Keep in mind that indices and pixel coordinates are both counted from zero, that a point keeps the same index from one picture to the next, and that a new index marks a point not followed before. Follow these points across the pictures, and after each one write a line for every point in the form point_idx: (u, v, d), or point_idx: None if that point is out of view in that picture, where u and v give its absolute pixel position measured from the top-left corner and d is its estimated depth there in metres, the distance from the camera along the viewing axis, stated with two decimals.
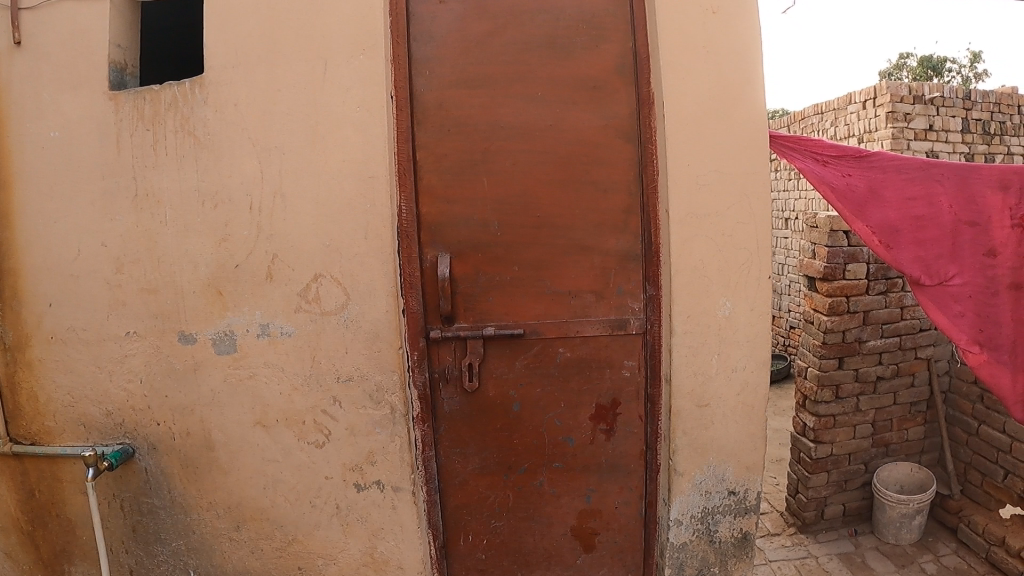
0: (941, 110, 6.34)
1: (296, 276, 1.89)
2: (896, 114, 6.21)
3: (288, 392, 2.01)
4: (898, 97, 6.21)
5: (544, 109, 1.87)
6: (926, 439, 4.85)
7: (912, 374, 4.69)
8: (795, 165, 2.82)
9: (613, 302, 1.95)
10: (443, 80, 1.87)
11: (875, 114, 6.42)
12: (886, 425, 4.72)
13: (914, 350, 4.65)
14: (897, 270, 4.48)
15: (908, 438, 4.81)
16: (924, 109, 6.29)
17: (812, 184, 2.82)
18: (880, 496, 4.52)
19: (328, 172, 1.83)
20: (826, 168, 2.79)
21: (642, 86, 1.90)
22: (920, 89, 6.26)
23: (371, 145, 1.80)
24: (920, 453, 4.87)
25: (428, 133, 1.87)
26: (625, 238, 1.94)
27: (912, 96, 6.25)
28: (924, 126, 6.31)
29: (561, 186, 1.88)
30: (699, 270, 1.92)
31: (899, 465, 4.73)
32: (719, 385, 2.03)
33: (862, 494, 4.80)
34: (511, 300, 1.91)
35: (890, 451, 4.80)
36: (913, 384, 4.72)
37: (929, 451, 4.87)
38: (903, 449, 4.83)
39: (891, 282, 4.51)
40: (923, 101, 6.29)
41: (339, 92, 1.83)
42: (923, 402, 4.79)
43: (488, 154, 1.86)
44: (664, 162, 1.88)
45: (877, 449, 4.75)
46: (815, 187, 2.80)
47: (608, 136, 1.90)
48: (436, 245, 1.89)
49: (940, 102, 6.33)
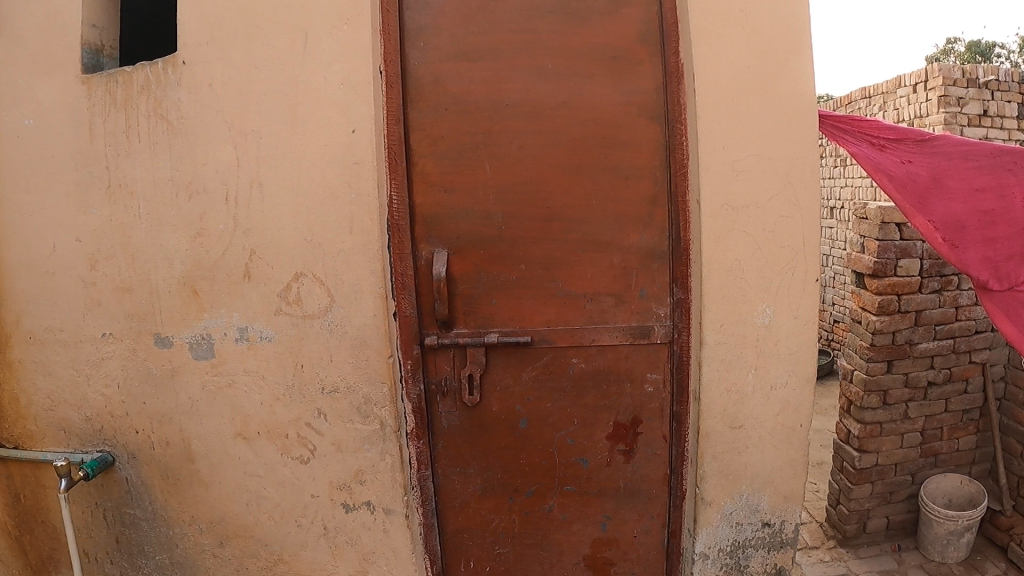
0: (996, 94, 5.86)
1: (275, 274, 1.69)
2: (949, 99, 5.76)
3: (270, 402, 1.81)
4: (951, 80, 5.77)
5: (555, 83, 1.62)
6: (978, 449, 4.47)
7: (965, 380, 4.32)
8: (847, 149, 2.49)
9: (634, 307, 1.70)
10: (438, 52, 1.64)
11: (926, 99, 5.98)
12: (935, 434, 4.36)
13: (969, 353, 4.27)
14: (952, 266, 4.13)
15: (958, 448, 4.43)
16: (978, 93, 5.83)
17: (866, 172, 2.48)
18: (926, 511, 4.16)
19: (309, 158, 1.62)
20: (881, 154, 2.46)
21: (670, 56, 1.63)
22: (975, 71, 5.80)
23: (356, 127, 1.59)
24: (971, 463, 4.48)
25: (423, 113, 1.64)
26: (648, 233, 1.67)
27: (965, 80, 5.79)
28: (977, 111, 5.85)
29: (575, 172, 1.63)
30: (735, 270, 1.67)
31: (947, 476, 4.39)
32: (754, 404, 1.80)
33: (908, 507, 4.44)
34: (518, 303, 1.67)
35: (939, 462, 4.43)
36: (966, 390, 4.34)
37: (980, 462, 4.49)
38: (953, 459, 4.44)
39: (946, 279, 4.15)
40: (977, 84, 5.83)
41: (321, 68, 1.61)
42: (977, 409, 4.41)
43: (490, 137, 1.62)
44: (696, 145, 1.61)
45: (926, 459, 4.39)
46: (870, 176, 2.46)
47: (631, 114, 1.64)
48: (432, 240, 1.66)
49: (996, 86, 5.85)
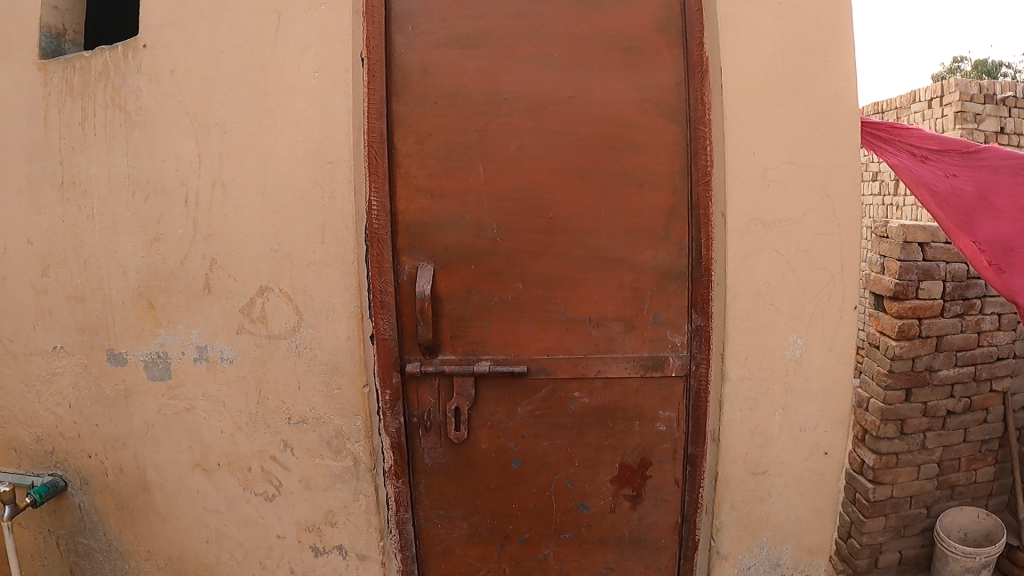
0: (1014, 111, 5.62)
1: (238, 288, 1.48)
2: (965, 115, 5.55)
3: (231, 431, 1.60)
4: (968, 96, 5.55)
5: (562, 76, 1.42)
6: (996, 481, 4.23)
7: (986, 410, 4.09)
8: (885, 159, 2.33)
9: (646, 334, 1.47)
10: (428, 38, 1.44)
11: (941, 114, 5.75)
12: (953, 465, 4.10)
13: (990, 381, 4.06)
14: (976, 289, 3.90)
15: (976, 480, 4.18)
16: (995, 110, 5.63)
17: (905, 185, 2.33)
18: (942, 546, 3.90)
19: (278, 155, 1.42)
20: (923, 166, 2.28)
21: (692, 48, 1.43)
22: (991, 87, 5.59)
23: (333, 121, 1.39)
24: (988, 495, 4.23)
25: (409, 106, 1.43)
26: (664, 249, 1.44)
27: (982, 96, 5.58)
28: (994, 129, 5.62)
29: (583, 178, 1.41)
30: (764, 295, 1.47)
31: (964, 509, 4.07)
32: (780, 446, 1.59)
33: (921, 541, 4.18)
34: (513, 326, 1.44)
35: (955, 494, 4.17)
36: (986, 420, 4.12)
37: (998, 494, 4.25)
38: (971, 491, 4.19)
39: (969, 303, 3.91)
40: (994, 101, 5.61)
41: (295, 53, 1.42)
42: (997, 440, 4.17)
43: (486, 135, 1.42)
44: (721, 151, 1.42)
45: (942, 491, 4.14)
46: (908, 190, 2.31)
47: (648, 113, 1.43)
48: (415, 252, 1.44)
49: (1014, 103, 5.62)
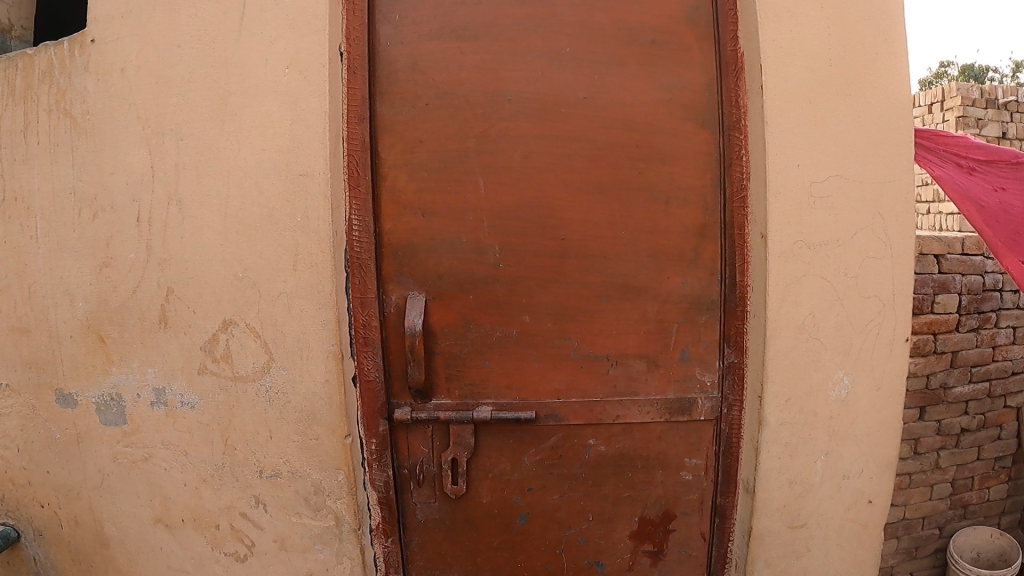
0: (1015, 116, 5.43)
1: (198, 322, 1.27)
2: (967, 120, 5.35)
3: (195, 484, 1.39)
4: (969, 101, 5.37)
5: (574, 72, 1.22)
6: (1010, 498, 4.07)
7: (999, 426, 3.93)
8: (932, 168, 2.72)
9: (672, 373, 1.28)
10: (418, 29, 1.24)
11: (942, 120, 5.53)
12: (966, 483, 3.92)
13: (1005, 397, 3.91)
14: (989, 302, 3.68)
15: (989, 499, 4.01)
16: (996, 115, 5.42)
17: (953, 193, 2.61)
18: (956, 568, 3.69)
19: (243, 167, 1.21)
20: (969, 175, 2.66)
21: (725, 43, 1.25)
22: (993, 92, 5.42)
23: (305, 126, 1.18)
24: (1001, 514, 4.07)
25: (397, 109, 1.23)
26: (693, 274, 1.25)
27: (984, 100, 5.40)
28: (996, 134, 5.41)
29: (600, 192, 1.21)
30: (808, 327, 1.27)
31: (975, 529, 3.88)
32: (822, 497, 1.40)
33: (932, 562, 3.95)
34: (519, 366, 1.24)
35: (968, 513, 3.99)
36: (1000, 436, 3.96)
37: (1011, 512, 4.08)
38: (983, 510, 4.01)
39: (984, 317, 3.70)
40: (996, 105, 5.43)
41: (263, 47, 1.22)
42: (1010, 456, 4.01)
43: (486, 142, 1.21)
44: (758, 163, 1.23)
45: (954, 510, 3.94)
46: (955, 199, 2.60)
47: (674, 116, 1.23)
48: (403, 279, 1.23)
49: (1015, 107, 5.42)
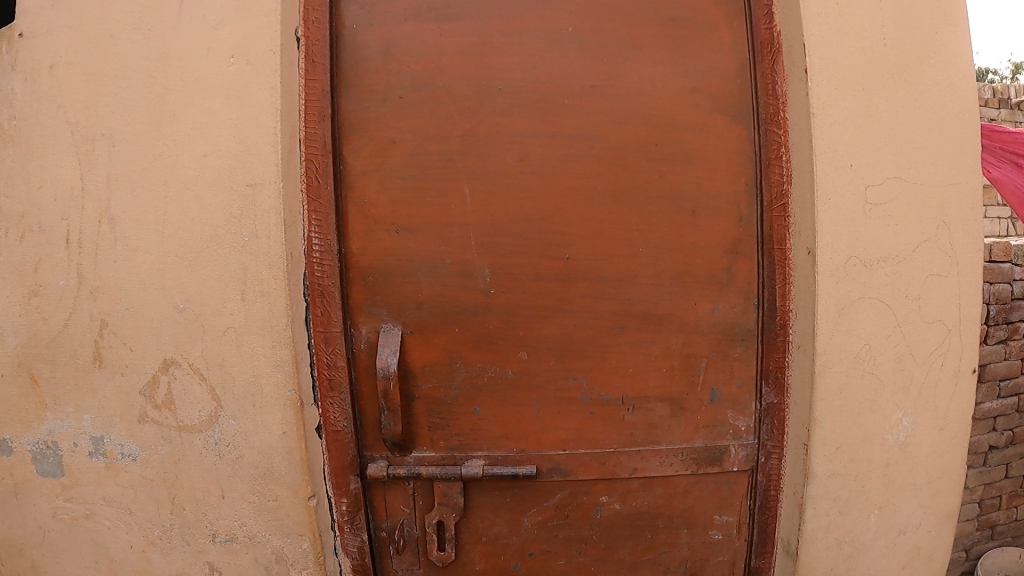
0: None
1: (135, 362, 1.08)
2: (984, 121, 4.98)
3: (142, 548, 1.19)
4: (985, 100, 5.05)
5: (578, 57, 1.02)
6: None
7: None
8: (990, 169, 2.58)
9: (700, 417, 1.06)
10: (390, 8, 1.04)
11: None
12: (994, 503, 3.64)
13: None
14: (1019, 313, 3.39)
15: (1018, 518, 3.75)
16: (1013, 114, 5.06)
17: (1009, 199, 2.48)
18: None
19: (183, 178, 1.01)
20: None
21: (758, 21, 1.05)
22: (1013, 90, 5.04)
23: (254, 126, 0.98)
24: None
25: (365, 104, 1.03)
26: (724, 298, 1.03)
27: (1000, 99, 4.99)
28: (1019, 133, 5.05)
29: (612, 202, 0.99)
30: (863, 361, 1.05)
31: (1003, 550, 3.58)
32: (877, 558, 1.17)
33: None
34: (516, 412, 1.03)
35: (995, 534, 3.71)
36: None
37: None
38: (1012, 530, 3.75)
39: (1013, 329, 3.41)
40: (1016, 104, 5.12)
41: (206, 35, 1.02)
42: None
43: (473, 142, 1.00)
44: (801, 162, 1.02)
45: (981, 532, 3.66)
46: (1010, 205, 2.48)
47: (698, 107, 1.03)
48: (374, 310, 1.01)
49: None
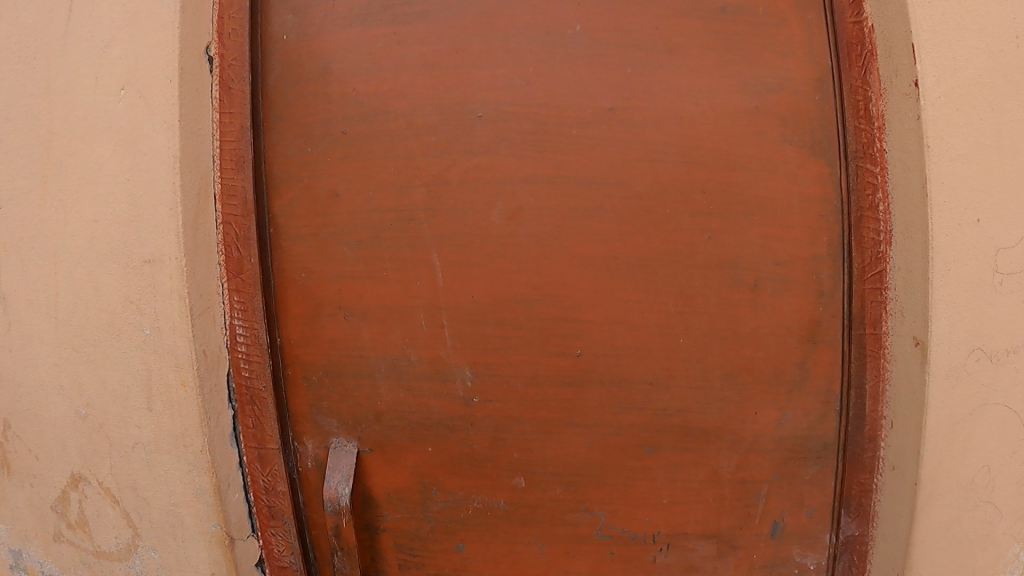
0: None
1: (44, 473, 0.87)
2: None
3: None
4: None
5: (588, 67, 0.73)
6: None
7: None
8: None
9: (759, 556, 0.78)
10: (331, 12, 0.78)
11: None
12: None
13: None
14: None
15: None
16: None
17: None
18: None
19: (74, 250, 0.79)
20: None
21: (842, 17, 0.76)
22: None
23: (148, 181, 0.74)
24: None
25: (301, 144, 0.77)
26: (795, 400, 0.75)
27: None
28: None
29: (640, 274, 0.72)
30: (985, 486, 0.75)
31: None
32: None
33: None
34: (509, 552, 0.77)
35: None
36: None
37: None
38: None
39: None
40: None
41: (92, 62, 0.79)
42: None
43: (442, 193, 0.73)
44: (908, 212, 0.72)
45: None
46: None
47: (758, 134, 0.73)
48: (320, 420, 0.77)
49: None
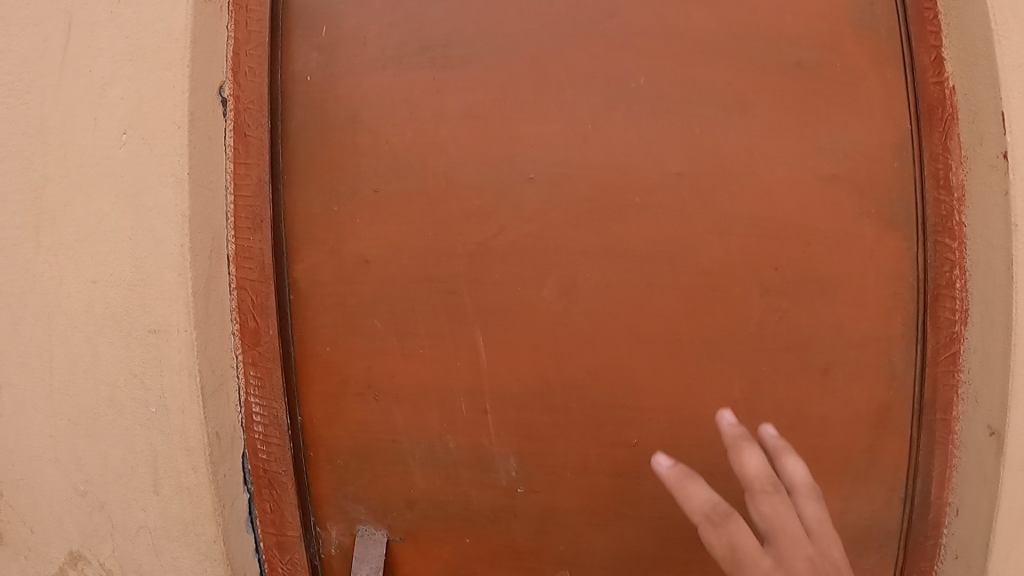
0: None
1: (36, 547, 0.78)
2: None
3: None
4: None
5: (653, 127, 0.66)
6: None
7: None
8: None
9: None
10: (363, 53, 0.70)
11: None
12: None
13: None
14: None
15: None
16: None
17: None
18: None
19: (70, 312, 0.71)
20: None
21: (924, 75, 0.69)
22: None
23: (153, 241, 0.66)
24: None
25: (327, 201, 0.69)
26: (859, 489, 0.70)
27: None
28: None
29: (703, 357, 0.66)
30: None
31: None
32: None
33: None
34: None
35: None
36: None
37: None
38: None
39: None
40: None
41: (92, 102, 0.71)
42: None
43: (487, 265, 0.65)
44: (987, 294, 0.67)
45: None
46: None
47: (832, 205, 0.67)
48: (347, 505, 0.71)
49: None
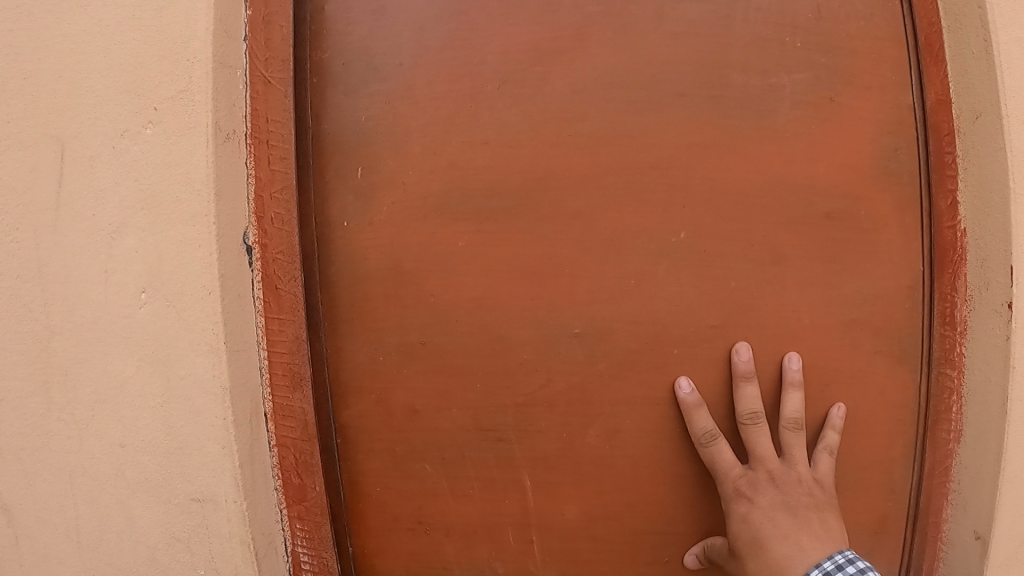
0: None
1: None
2: None
3: None
4: None
5: (693, 283, 0.67)
6: None
7: None
8: None
9: None
10: (400, 204, 0.66)
11: None
12: None
13: None
14: None
15: None
16: None
17: None
18: None
19: (95, 475, 0.67)
20: None
21: (941, 220, 0.73)
22: None
23: (188, 409, 0.63)
24: None
25: (367, 355, 0.68)
26: None
27: None
28: None
29: None
30: None
31: None
32: None
33: None
34: None
35: None
36: None
37: None
38: None
39: None
40: None
41: (98, 252, 0.65)
42: None
43: (534, 419, 0.68)
44: (981, 422, 0.75)
45: None
46: None
47: (852, 347, 0.72)
48: None
49: None
